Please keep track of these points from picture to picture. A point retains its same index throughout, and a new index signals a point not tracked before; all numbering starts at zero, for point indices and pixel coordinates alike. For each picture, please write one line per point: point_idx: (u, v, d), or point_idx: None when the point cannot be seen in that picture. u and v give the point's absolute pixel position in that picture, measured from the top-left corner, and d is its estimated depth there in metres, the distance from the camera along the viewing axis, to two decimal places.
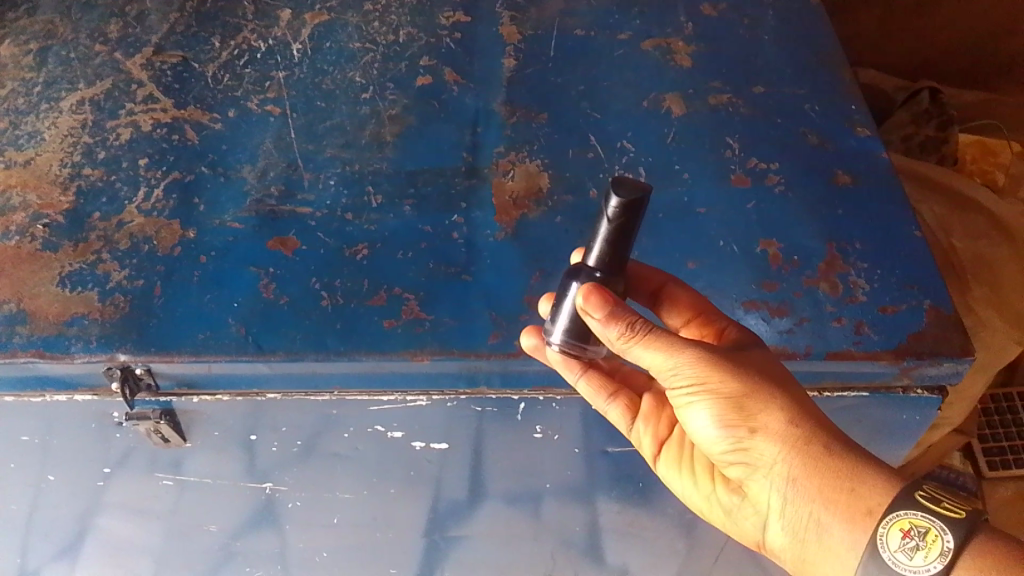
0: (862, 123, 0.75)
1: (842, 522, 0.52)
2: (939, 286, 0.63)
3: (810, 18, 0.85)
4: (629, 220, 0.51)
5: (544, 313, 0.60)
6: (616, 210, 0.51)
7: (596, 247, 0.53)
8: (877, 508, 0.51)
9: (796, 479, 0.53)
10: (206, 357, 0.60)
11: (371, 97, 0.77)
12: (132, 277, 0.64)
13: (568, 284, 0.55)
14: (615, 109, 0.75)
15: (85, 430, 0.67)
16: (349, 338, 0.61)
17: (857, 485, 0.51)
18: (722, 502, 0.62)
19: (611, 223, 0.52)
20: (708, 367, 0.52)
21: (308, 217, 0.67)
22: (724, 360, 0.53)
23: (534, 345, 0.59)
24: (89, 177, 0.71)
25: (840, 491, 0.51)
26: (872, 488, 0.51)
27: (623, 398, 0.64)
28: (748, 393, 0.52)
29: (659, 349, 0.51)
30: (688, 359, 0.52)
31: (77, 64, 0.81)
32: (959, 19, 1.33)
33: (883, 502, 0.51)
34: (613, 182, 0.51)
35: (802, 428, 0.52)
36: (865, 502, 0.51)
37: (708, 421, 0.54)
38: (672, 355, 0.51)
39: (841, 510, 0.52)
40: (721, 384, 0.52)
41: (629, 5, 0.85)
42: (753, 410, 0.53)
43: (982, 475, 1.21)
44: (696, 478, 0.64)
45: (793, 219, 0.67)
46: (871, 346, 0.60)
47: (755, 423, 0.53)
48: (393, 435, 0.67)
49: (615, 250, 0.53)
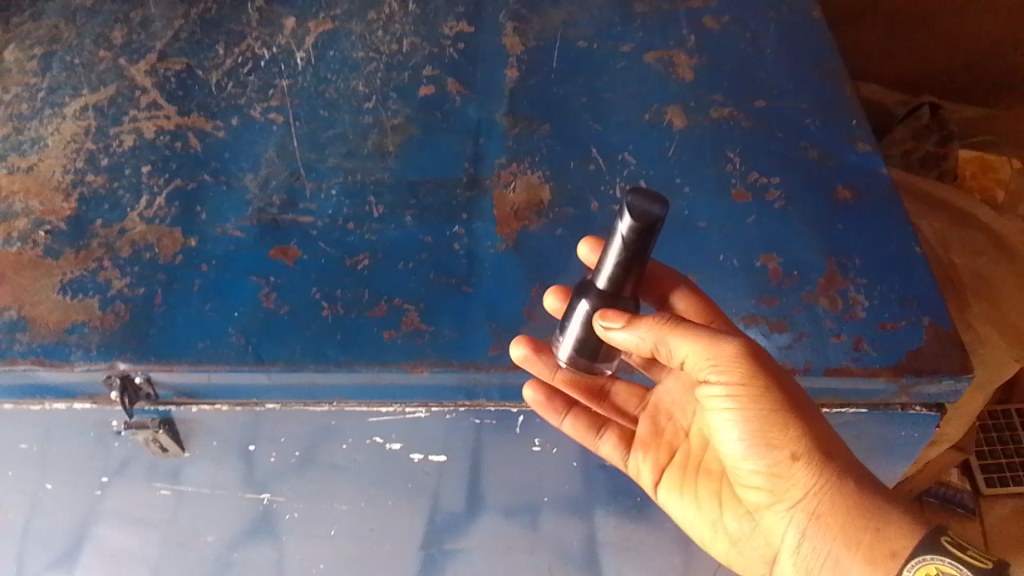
0: (863, 138, 0.75)
1: (864, 562, 0.53)
2: (937, 303, 0.63)
3: (812, 32, 0.85)
4: (643, 240, 0.50)
5: (551, 306, 0.61)
6: (629, 231, 0.50)
7: (609, 261, 0.53)
8: (900, 552, 0.52)
9: (820, 514, 0.54)
10: (206, 367, 0.60)
11: (373, 106, 0.77)
12: (133, 285, 0.64)
13: (578, 302, 0.55)
14: (616, 122, 0.76)
15: (83, 438, 0.67)
16: (350, 349, 0.61)
17: (881, 526, 0.53)
18: (729, 528, 0.63)
19: (625, 244, 0.51)
20: (750, 376, 0.52)
21: (310, 226, 0.68)
22: (771, 372, 0.53)
23: (524, 354, 0.58)
24: (91, 184, 0.71)
25: (865, 530, 0.53)
26: (896, 530, 0.53)
27: (614, 430, 0.67)
28: (789, 413, 0.53)
29: (700, 340, 0.53)
30: (729, 357, 0.52)
31: (81, 70, 0.81)
32: (963, 31, 1.32)
33: (907, 546, 0.52)
34: (623, 202, 0.50)
35: (839, 462, 0.53)
36: (888, 544, 0.52)
37: (746, 433, 0.55)
38: (714, 346, 0.52)
39: (862, 550, 0.53)
40: (761, 400, 0.52)
41: (632, 17, 0.85)
42: (794, 427, 0.53)
43: (980, 492, 1.22)
44: (699, 501, 0.64)
45: (793, 234, 0.67)
46: (870, 363, 0.60)
47: (797, 445, 0.53)
48: (391, 446, 0.67)
49: (629, 264, 0.52)
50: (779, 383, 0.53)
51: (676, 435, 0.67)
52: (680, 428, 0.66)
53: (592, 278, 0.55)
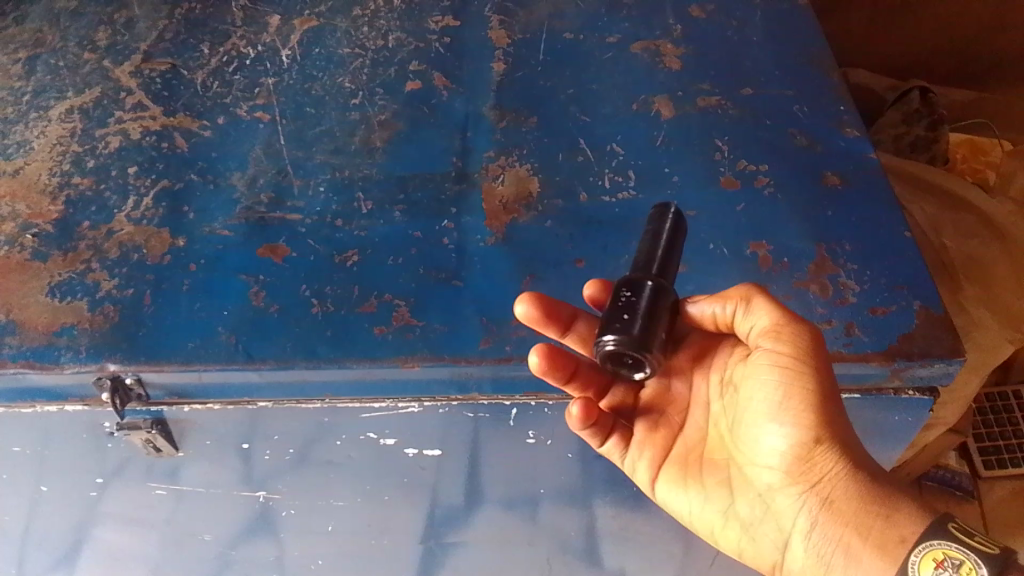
0: (851, 124, 0.75)
1: (874, 548, 0.54)
2: (928, 286, 0.63)
3: (798, 19, 0.85)
4: (677, 233, 0.57)
5: (522, 314, 0.57)
6: (673, 220, 0.57)
7: (648, 255, 0.56)
8: (910, 537, 0.54)
9: (833, 500, 0.55)
10: (196, 366, 0.59)
11: (360, 102, 0.77)
12: (122, 287, 0.64)
13: (620, 294, 0.54)
14: (604, 113, 0.75)
15: (77, 440, 0.67)
16: (340, 346, 0.60)
17: (891, 513, 0.55)
18: (740, 514, 0.60)
19: (665, 232, 0.56)
20: (801, 355, 0.54)
21: (298, 224, 0.67)
22: (823, 352, 0.55)
23: (539, 367, 0.57)
24: (78, 186, 0.71)
25: (876, 517, 0.55)
26: (904, 517, 0.54)
27: (619, 429, 0.64)
28: (831, 396, 0.54)
29: (773, 310, 0.55)
30: (792, 333, 0.54)
31: (65, 72, 0.81)
32: (948, 17, 1.32)
33: (915, 531, 0.54)
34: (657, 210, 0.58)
35: (861, 448, 0.55)
36: (898, 530, 0.54)
37: (790, 407, 0.55)
38: (783, 317, 0.55)
39: (873, 537, 0.54)
40: (811, 372, 0.54)
41: (618, 8, 0.85)
42: (838, 403, 0.55)
43: (979, 473, 1.22)
44: (707, 492, 0.62)
45: (783, 221, 0.67)
46: (861, 348, 0.59)
47: (839, 423, 0.54)
48: (385, 441, 0.67)
49: (667, 254, 0.55)
50: (827, 366, 0.55)
51: (670, 429, 0.64)
52: (674, 421, 0.64)
53: (634, 282, 0.54)
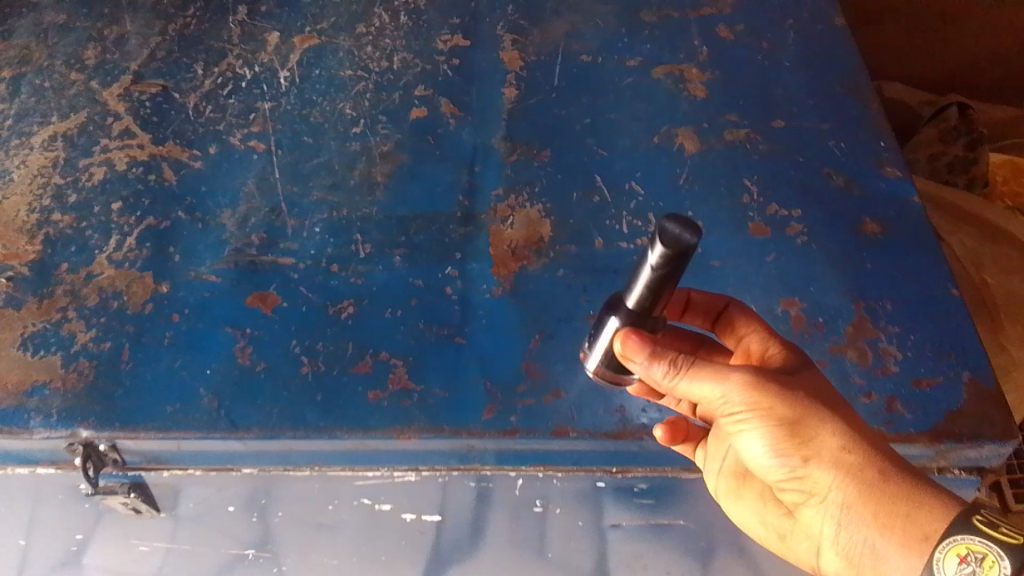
0: (892, 162, 0.69)
1: (897, 546, 0.50)
2: (977, 354, 0.57)
3: (833, 41, 0.79)
4: (675, 267, 0.45)
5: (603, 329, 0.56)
6: (661, 261, 0.44)
7: (638, 284, 0.48)
8: (932, 534, 0.49)
9: (850, 505, 0.51)
10: (175, 435, 0.55)
11: (361, 131, 0.72)
12: (99, 340, 0.59)
13: (606, 318, 0.51)
14: (623, 147, 0.70)
15: (53, 499, 0.63)
16: (330, 412, 0.56)
17: (911, 511, 0.49)
18: (773, 526, 0.59)
19: (654, 273, 0.46)
20: (761, 394, 0.49)
21: (291, 269, 0.62)
22: (776, 387, 0.49)
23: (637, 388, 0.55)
24: (57, 224, 0.66)
25: (895, 516, 0.49)
26: (927, 513, 0.49)
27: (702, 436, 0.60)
28: (797, 425, 0.49)
29: (705, 379, 0.48)
30: (738, 385, 0.49)
31: (50, 95, 0.76)
32: (989, 29, 1.26)
33: (938, 527, 0.48)
34: (657, 227, 0.44)
35: (858, 457, 0.49)
36: (920, 527, 0.49)
37: (760, 449, 0.51)
38: (719, 378, 0.49)
39: (896, 536, 0.50)
40: (771, 413, 0.49)
41: (640, 28, 0.79)
42: (805, 434, 0.50)
43: (1010, 509, 1.15)
44: (747, 501, 0.61)
45: (817, 275, 0.61)
46: (903, 427, 0.54)
47: (808, 450, 0.50)
48: (380, 507, 0.62)
49: (659, 291, 0.47)
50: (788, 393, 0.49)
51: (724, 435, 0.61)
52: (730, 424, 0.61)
53: (624, 294, 0.50)
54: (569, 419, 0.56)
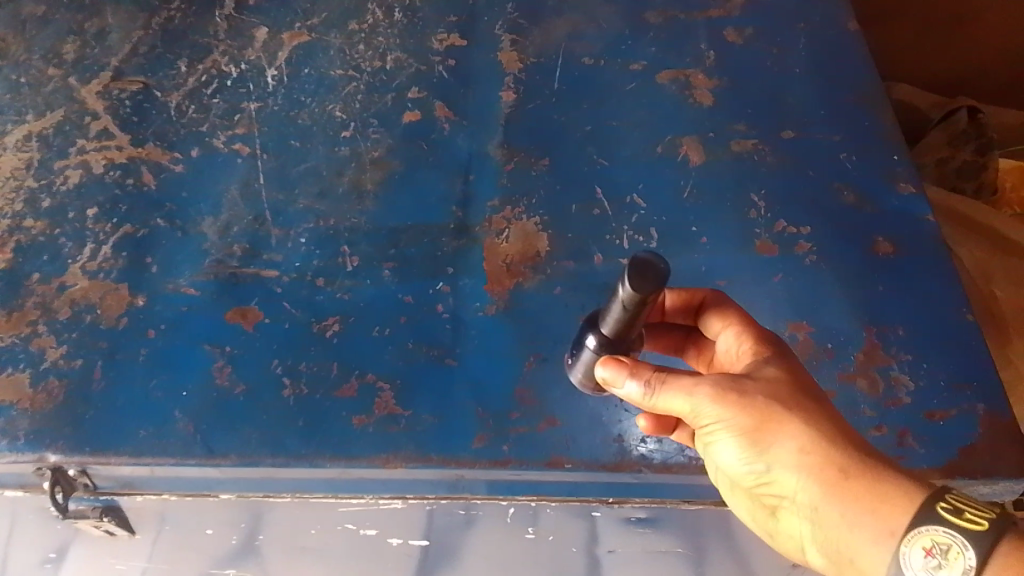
0: (905, 177, 0.66)
1: (863, 545, 0.45)
2: (993, 385, 0.54)
3: (845, 46, 0.76)
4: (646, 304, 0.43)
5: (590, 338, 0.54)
6: (631, 300, 0.43)
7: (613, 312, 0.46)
8: (899, 529, 0.44)
9: (818, 506, 0.46)
10: (147, 461, 0.52)
11: (351, 135, 0.69)
12: (70, 357, 0.56)
13: (585, 337, 0.50)
14: (625, 156, 0.67)
15: (23, 521, 0.60)
16: (313, 439, 0.53)
17: (876, 505, 0.45)
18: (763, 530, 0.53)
19: (626, 308, 0.44)
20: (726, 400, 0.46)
21: (274, 283, 0.59)
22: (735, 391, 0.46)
23: None
24: (30, 230, 0.63)
25: (861, 513, 0.45)
26: (893, 506, 0.44)
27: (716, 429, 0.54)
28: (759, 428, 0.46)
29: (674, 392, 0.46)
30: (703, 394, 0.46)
31: (26, 91, 0.73)
32: (999, 30, 1.23)
33: (904, 521, 0.44)
34: (627, 265, 0.43)
35: (823, 456, 0.46)
36: (888, 523, 0.44)
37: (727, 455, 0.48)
38: (683, 390, 0.46)
39: (864, 535, 0.45)
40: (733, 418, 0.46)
41: (644, 29, 0.76)
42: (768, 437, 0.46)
43: None
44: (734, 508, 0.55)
45: (826, 297, 0.58)
46: (916, 463, 0.51)
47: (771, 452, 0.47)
48: (366, 532, 0.60)
49: (633, 321, 0.46)
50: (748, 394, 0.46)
51: None
52: None
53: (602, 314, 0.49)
54: (564, 449, 0.53)
